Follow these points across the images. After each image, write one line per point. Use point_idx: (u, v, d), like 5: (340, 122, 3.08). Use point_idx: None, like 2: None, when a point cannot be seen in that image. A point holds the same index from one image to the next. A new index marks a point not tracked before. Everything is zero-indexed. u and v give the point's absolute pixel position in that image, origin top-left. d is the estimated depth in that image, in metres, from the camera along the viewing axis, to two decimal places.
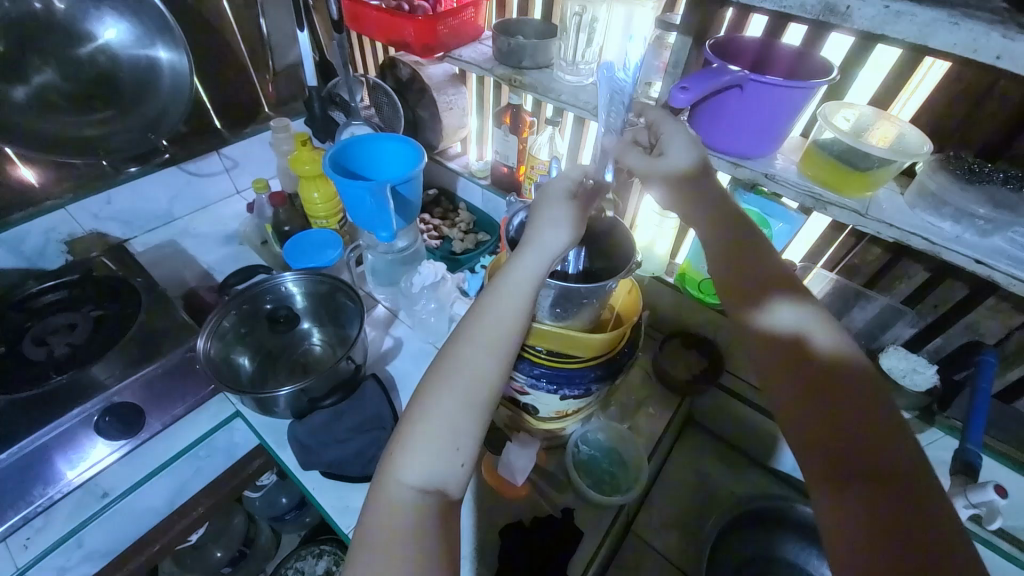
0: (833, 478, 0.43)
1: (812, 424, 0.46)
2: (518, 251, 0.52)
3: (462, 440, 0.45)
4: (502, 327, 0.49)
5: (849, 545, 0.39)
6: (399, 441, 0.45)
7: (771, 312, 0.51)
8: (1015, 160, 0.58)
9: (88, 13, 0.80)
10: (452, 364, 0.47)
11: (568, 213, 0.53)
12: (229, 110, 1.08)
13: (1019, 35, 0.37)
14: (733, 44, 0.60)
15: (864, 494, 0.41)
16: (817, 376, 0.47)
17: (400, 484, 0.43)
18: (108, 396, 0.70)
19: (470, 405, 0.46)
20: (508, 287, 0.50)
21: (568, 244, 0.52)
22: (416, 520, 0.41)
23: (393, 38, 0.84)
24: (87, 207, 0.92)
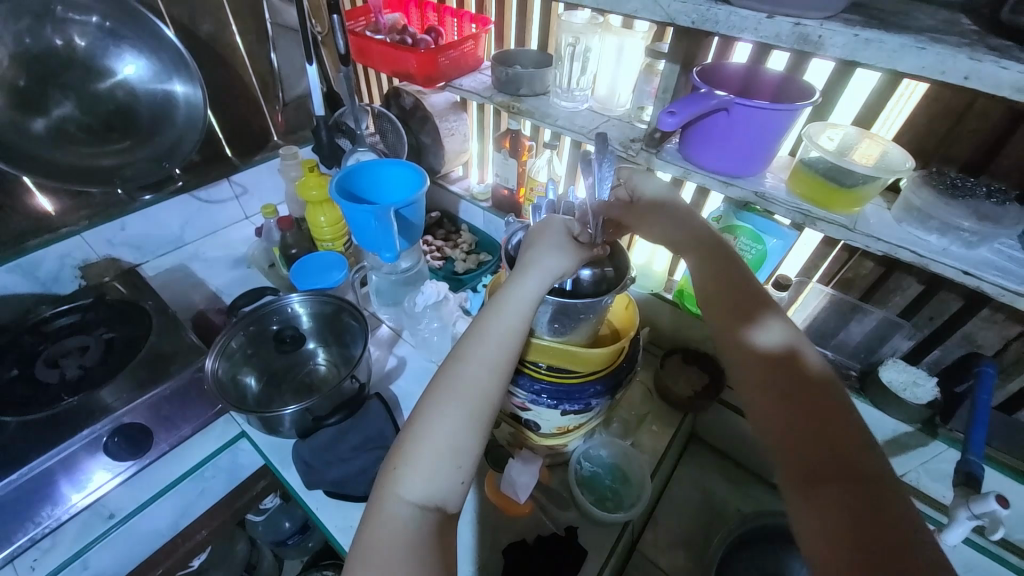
0: (811, 486, 0.43)
1: (791, 434, 0.46)
2: (519, 273, 0.54)
3: (463, 458, 0.46)
4: (503, 344, 0.51)
5: (825, 553, 0.39)
6: (402, 456, 0.45)
7: (755, 328, 0.53)
8: (997, 174, 0.60)
9: (107, 50, 0.84)
10: (454, 380, 0.48)
11: (568, 243, 0.56)
12: (240, 139, 1.12)
13: (984, 57, 0.39)
14: (719, 71, 0.63)
15: (841, 501, 0.41)
16: (798, 388, 0.48)
17: (401, 500, 0.43)
18: (117, 417, 0.70)
19: (472, 422, 0.47)
20: (511, 306, 0.52)
21: (569, 268, 0.54)
22: (416, 536, 0.42)
23: (397, 69, 0.88)
24: (102, 233, 0.95)
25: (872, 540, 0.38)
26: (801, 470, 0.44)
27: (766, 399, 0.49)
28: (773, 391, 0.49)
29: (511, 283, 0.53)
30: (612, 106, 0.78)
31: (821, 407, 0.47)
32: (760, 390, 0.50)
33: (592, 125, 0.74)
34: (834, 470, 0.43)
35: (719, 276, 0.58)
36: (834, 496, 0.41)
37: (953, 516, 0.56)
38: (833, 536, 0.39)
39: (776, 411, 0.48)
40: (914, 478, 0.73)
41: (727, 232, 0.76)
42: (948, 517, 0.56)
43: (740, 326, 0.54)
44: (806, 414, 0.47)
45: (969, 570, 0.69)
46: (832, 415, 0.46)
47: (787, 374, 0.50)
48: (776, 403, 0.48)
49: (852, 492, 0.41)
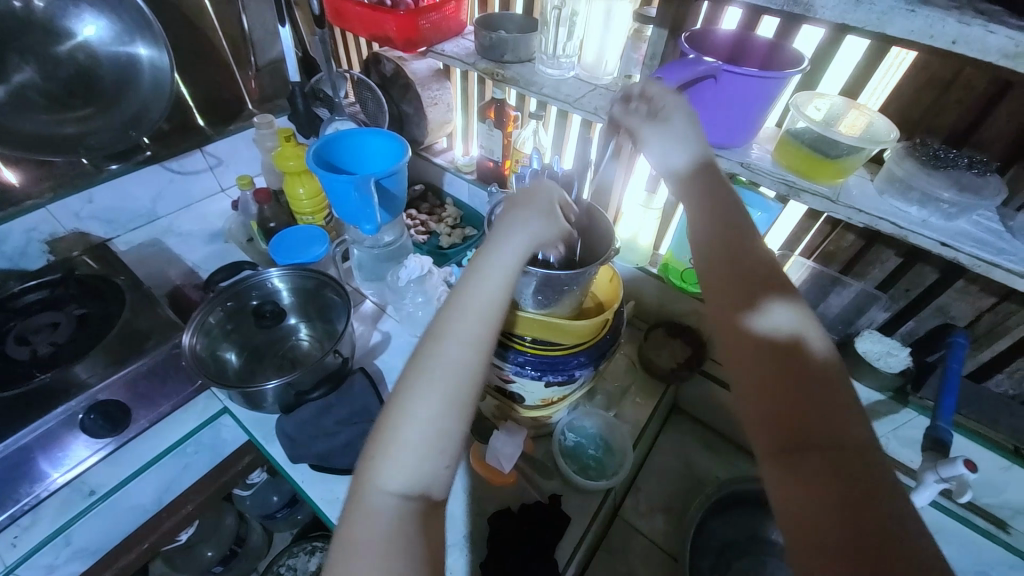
0: (789, 460, 0.37)
1: (772, 398, 0.40)
2: (496, 246, 0.52)
3: (450, 441, 0.43)
4: (484, 315, 0.48)
5: (807, 535, 0.34)
6: (380, 444, 0.43)
7: (742, 279, 0.45)
8: (980, 145, 0.60)
9: (66, 10, 0.79)
10: (433, 358, 0.45)
11: (545, 211, 0.55)
12: (212, 107, 1.07)
13: (973, 20, 0.39)
14: (709, 37, 0.61)
15: (826, 478, 0.35)
16: (782, 349, 0.41)
17: (381, 492, 0.41)
18: (92, 395, 0.69)
19: (456, 401, 0.44)
20: (492, 275, 0.50)
21: (551, 235, 0.55)
22: (400, 527, 0.39)
23: (375, 33, 0.84)
24: (67, 206, 0.90)
25: (857, 527, 0.33)
26: (783, 439, 0.38)
27: (745, 360, 0.42)
28: (756, 349, 0.42)
29: (492, 250, 0.51)
30: (599, 74, 0.75)
31: (803, 368, 0.40)
32: (741, 346, 0.43)
33: (578, 93, 0.72)
34: (818, 443, 0.37)
35: (710, 219, 0.50)
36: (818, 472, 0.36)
37: (920, 479, 0.58)
38: (812, 518, 0.35)
39: (757, 375, 0.41)
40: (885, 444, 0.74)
41: None
42: (915, 480, 0.58)
43: (724, 279, 0.46)
44: (790, 380, 0.40)
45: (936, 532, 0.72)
46: (818, 378, 0.40)
47: (772, 330, 0.42)
48: (759, 362, 0.41)
49: (839, 470, 0.35)
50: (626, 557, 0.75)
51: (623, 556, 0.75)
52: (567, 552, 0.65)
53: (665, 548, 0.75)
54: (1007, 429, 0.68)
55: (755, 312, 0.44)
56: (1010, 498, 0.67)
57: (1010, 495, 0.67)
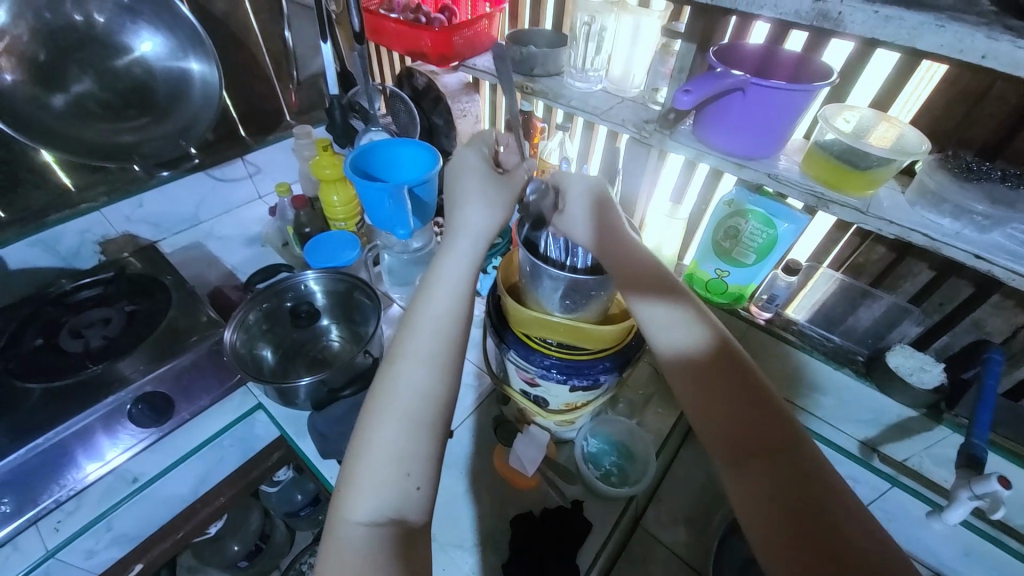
0: (740, 465, 0.44)
1: (717, 410, 0.47)
2: (438, 258, 0.57)
3: (416, 463, 0.44)
4: (437, 336, 0.50)
5: (763, 526, 0.40)
6: (346, 479, 0.44)
7: (683, 316, 0.53)
8: (1013, 159, 0.59)
9: (125, 27, 0.85)
10: (392, 383, 0.47)
11: (482, 194, 0.62)
12: (254, 118, 1.13)
13: (1003, 35, 0.39)
14: (736, 51, 0.62)
15: (766, 478, 0.42)
16: (716, 368, 0.50)
17: (350, 523, 0.41)
18: (138, 386, 0.74)
19: (420, 422, 0.45)
20: (441, 283, 0.54)
21: (488, 219, 0.60)
22: (374, 551, 0.39)
23: (410, 49, 0.88)
24: (119, 210, 0.97)
25: (794, 511, 0.39)
26: (731, 449, 0.45)
27: (689, 384, 0.50)
28: (696, 378, 0.50)
29: (440, 264, 0.56)
30: (627, 87, 0.77)
31: (735, 383, 0.48)
32: (684, 377, 0.51)
33: (605, 106, 0.74)
34: (757, 446, 0.44)
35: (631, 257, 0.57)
36: (760, 473, 0.43)
37: (955, 496, 0.58)
38: (763, 511, 0.41)
39: (700, 395, 0.49)
40: (915, 463, 0.72)
41: (738, 216, 0.76)
42: (951, 498, 0.58)
43: (653, 316, 0.54)
44: (728, 394, 0.48)
45: None
46: (752, 396, 0.47)
47: (705, 354, 0.51)
48: (702, 386, 0.49)
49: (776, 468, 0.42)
50: (647, 568, 0.74)
51: (643, 566, 0.74)
52: (587, 558, 0.65)
53: (686, 560, 0.74)
54: None
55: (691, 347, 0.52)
56: None
57: None
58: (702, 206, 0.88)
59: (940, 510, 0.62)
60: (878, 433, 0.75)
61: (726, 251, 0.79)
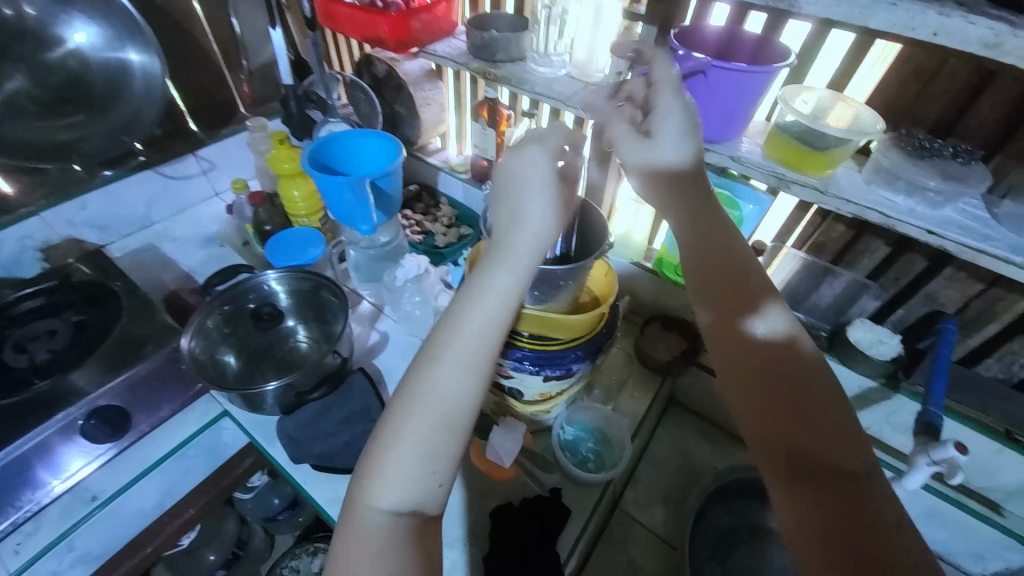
0: (796, 483, 0.45)
1: (774, 421, 0.47)
2: (490, 263, 0.47)
3: (441, 464, 0.43)
4: (481, 344, 0.45)
5: (806, 544, 0.42)
6: (371, 465, 0.43)
7: (770, 316, 0.50)
8: (965, 135, 0.61)
9: (56, 17, 0.79)
10: (429, 386, 0.44)
11: (550, 196, 0.48)
12: (205, 112, 1.07)
13: (953, 12, 0.40)
14: (697, 33, 0.62)
15: (829, 497, 0.43)
16: (784, 375, 0.48)
17: (372, 509, 0.41)
18: (92, 400, 0.70)
19: (449, 426, 0.43)
20: (491, 292, 0.46)
21: (548, 227, 0.48)
22: (392, 543, 0.40)
23: (367, 34, 0.84)
24: (62, 213, 0.90)
25: (850, 538, 0.41)
26: (787, 457, 0.46)
27: (745, 385, 0.49)
28: (755, 379, 0.49)
29: (489, 268, 0.47)
30: (591, 73, 0.75)
31: (801, 396, 0.47)
32: (739, 376, 0.50)
33: (569, 91, 0.73)
34: (818, 468, 0.45)
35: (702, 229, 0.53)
36: (821, 489, 0.44)
37: (913, 463, 0.60)
38: (811, 534, 0.42)
39: (761, 403, 0.48)
40: (876, 431, 0.76)
41: None
42: (909, 464, 0.60)
43: (727, 321, 0.51)
44: (792, 405, 0.47)
45: (931, 515, 0.73)
46: (815, 406, 0.47)
47: (772, 358, 0.49)
48: (763, 395, 0.48)
49: (833, 485, 0.43)
50: (625, 548, 0.76)
51: (622, 547, 0.76)
52: (567, 545, 0.66)
53: (663, 538, 0.76)
54: (998, 413, 0.69)
55: (750, 346, 0.50)
56: (1004, 482, 0.69)
57: (1003, 478, 0.69)
58: None
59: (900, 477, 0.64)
60: None
61: None
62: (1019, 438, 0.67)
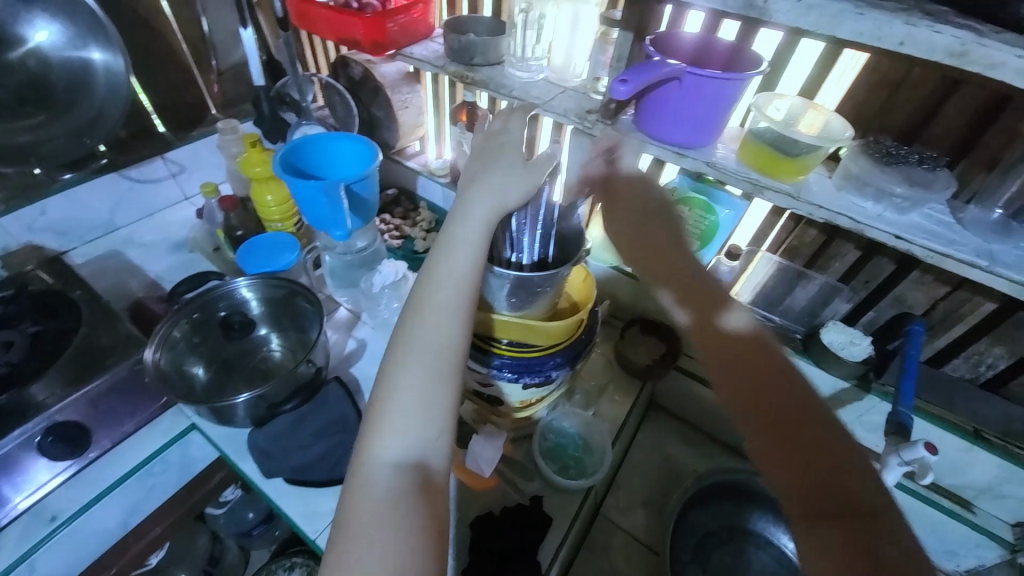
0: (814, 518, 0.39)
1: (780, 445, 0.43)
2: (455, 219, 0.52)
3: (442, 410, 0.43)
4: (460, 288, 0.48)
5: None
6: (375, 418, 0.43)
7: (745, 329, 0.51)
8: (929, 142, 0.63)
9: (18, 16, 0.75)
10: (416, 331, 0.46)
11: (505, 165, 0.55)
12: (174, 113, 1.03)
13: (919, 22, 0.41)
14: (672, 40, 0.62)
15: (849, 546, 0.37)
16: (778, 393, 0.46)
17: (377, 464, 0.40)
18: (51, 415, 0.66)
19: (445, 369, 0.44)
20: (459, 243, 0.50)
21: (512, 186, 0.53)
22: (400, 498, 0.38)
23: (343, 36, 0.82)
24: (21, 218, 0.86)
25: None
26: (805, 502, 0.41)
27: (742, 407, 0.47)
28: (764, 411, 0.46)
29: (456, 222, 0.52)
30: (568, 76, 0.76)
31: (800, 415, 0.44)
32: (747, 409, 0.46)
33: (547, 96, 0.72)
34: (835, 500, 0.40)
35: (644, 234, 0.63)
36: (839, 536, 0.38)
37: (885, 463, 0.61)
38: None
39: (761, 424, 0.45)
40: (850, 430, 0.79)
41: (682, 204, 0.77)
42: (880, 464, 0.61)
43: (714, 341, 0.52)
44: (792, 425, 0.44)
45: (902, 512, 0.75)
46: (830, 445, 0.42)
47: (763, 376, 0.47)
48: (761, 414, 0.45)
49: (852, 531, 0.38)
50: (608, 554, 0.75)
51: (605, 553, 0.75)
52: (548, 554, 0.65)
53: (645, 542, 0.76)
54: (965, 412, 0.71)
55: (760, 377, 0.47)
56: (974, 479, 0.71)
57: (971, 476, 0.71)
58: None
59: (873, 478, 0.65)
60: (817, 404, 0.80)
61: None
62: (987, 436, 0.69)
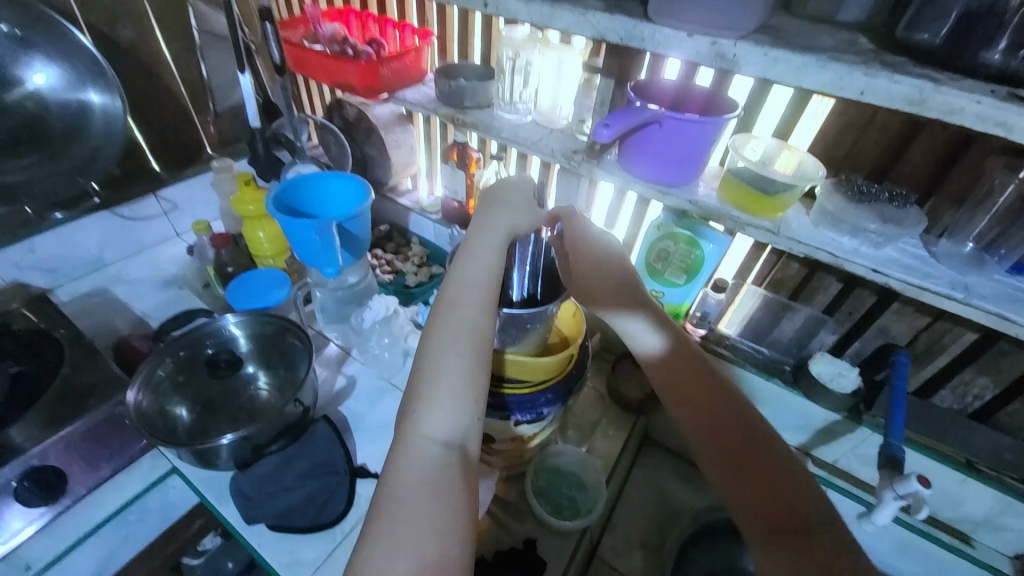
0: (770, 537, 0.39)
1: (734, 466, 0.44)
2: (476, 231, 0.57)
3: (480, 392, 0.45)
4: (489, 284, 0.51)
5: None
6: (420, 397, 0.44)
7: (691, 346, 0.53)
8: (899, 180, 0.66)
9: (15, 58, 0.77)
10: (452, 320, 0.48)
11: (518, 199, 0.62)
12: (170, 152, 1.05)
13: (878, 73, 0.43)
14: (652, 86, 0.66)
15: (803, 560, 0.37)
16: (728, 410, 0.47)
17: (426, 440, 0.41)
18: (28, 459, 0.62)
19: (481, 354, 0.47)
20: (482, 249, 0.54)
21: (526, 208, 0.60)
22: (444, 475, 0.39)
23: (337, 80, 0.85)
24: (7, 256, 0.85)
25: None
26: (761, 518, 0.41)
27: (700, 427, 0.47)
28: (717, 437, 0.46)
29: (479, 234, 0.56)
30: (555, 118, 0.79)
31: (753, 433, 0.45)
32: (704, 435, 0.47)
33: (535, 137, 0.75)
34: (786, 517, 0.40)
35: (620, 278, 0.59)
36: (797, 557, 0.37)
37: (881, 497, 0.62)
38: None
39: (714, 445, 0.46)
40: (844, 463, 0.78)
41: (668, 239, 0.79)
42: (877, 499, 0.62)
43: (671, 355, 0.53)
44: (744, 445, 0.45)
45: (904, 549, 0.73)
46: (776, 464, 0.43)
47: (715, 395, 0.49)
48: (715, 433, 0.46)
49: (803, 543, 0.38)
50: None
51: None
52: None
53: None
54: (956, 443, 0.71)
55: (709, 402, 0.48)
56: (967, 512, 0.71)
57: (967, 509, 0.71)
58: (634, 229, 0.91)
59: (871, 513, 0.65)
60: (809, 437, 0.80)
61: (660, 273, 0.82)
62: (979, 467, 0.69)
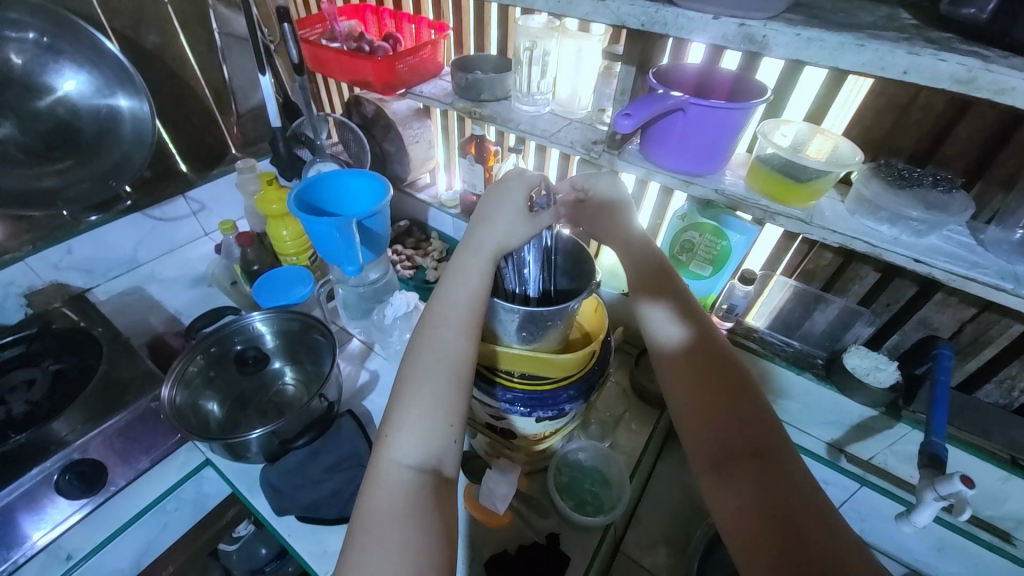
0: (723, 471, 0.46)
1: (705, 413, 0.49)
2: (461, 252, 0.58)
3: (453, 416, 0.47)
4: (470, 306, 0.53)
5: (741, 528, 0.42)
6: (394, 422, 0.46)
7: (680, 311, 0.56)
8: (943, 162, 0.62)
9: (46, 66, 0.79)
10: (428, 347, 0.50)
11: (505, 209, 0.61)
12: (197, 154, 1.08)
13: (922, 51, 0.41)
14: (675, 72, 0.63)
15: (749, 489, 0.43)
16: (703, 365, 0.52)
17: (397, 463, 0.44)
18: (70, 452, 0.65)
19: (457, 379, 0.49)
20: (464, 273, 0.56)
21: (514, 221, 0.60)
22: (414, 498, 0.42)
23: (354, 78, 0.86)
24: (46, 258, 0.89)
25: (776, 516, 0.40)
26: (719, 456, 0.47)
27: (679, 382, 0.52)
28: (692, 389, 0.51)
29: (462, 256, 0.57)
30: (574, 109, 0.78)
31: (724, 384, 0.50)
32: (682, 388, 0.52)
33: (553, 128, 0.73)
34: (743, 451, 0.45)
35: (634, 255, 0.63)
36: (745, 487, 0.43)
37: (920, 497, 0.59)
38: (742, 520, 0.42)
39: (689, 397, 0.51)
40: (881, 459, 0.75)
41: (692, 229, 0.77)
42: (916, 499, 0.59)
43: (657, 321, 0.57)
44: (714, 395, 0.50)
45: (943, 548, 0.71)
46: (741, 408, 0.48)
47: (693, 353, 0.53)
48: (691, 387, 0.51)
49: (758, 498, 0.42)
50: None
51: None
52: None
53: None
54: (1002, 440, 0.67)
55: (686, 361, 0.53)
56: (1012, 510, 0.67)
57: (1012, 507, 0.67)
58: (657, 221, 0.89)
59: (910, 513, 0.62)
60: (843, 433, 0.78)
61: (684, 265, 0.80)
62: None
